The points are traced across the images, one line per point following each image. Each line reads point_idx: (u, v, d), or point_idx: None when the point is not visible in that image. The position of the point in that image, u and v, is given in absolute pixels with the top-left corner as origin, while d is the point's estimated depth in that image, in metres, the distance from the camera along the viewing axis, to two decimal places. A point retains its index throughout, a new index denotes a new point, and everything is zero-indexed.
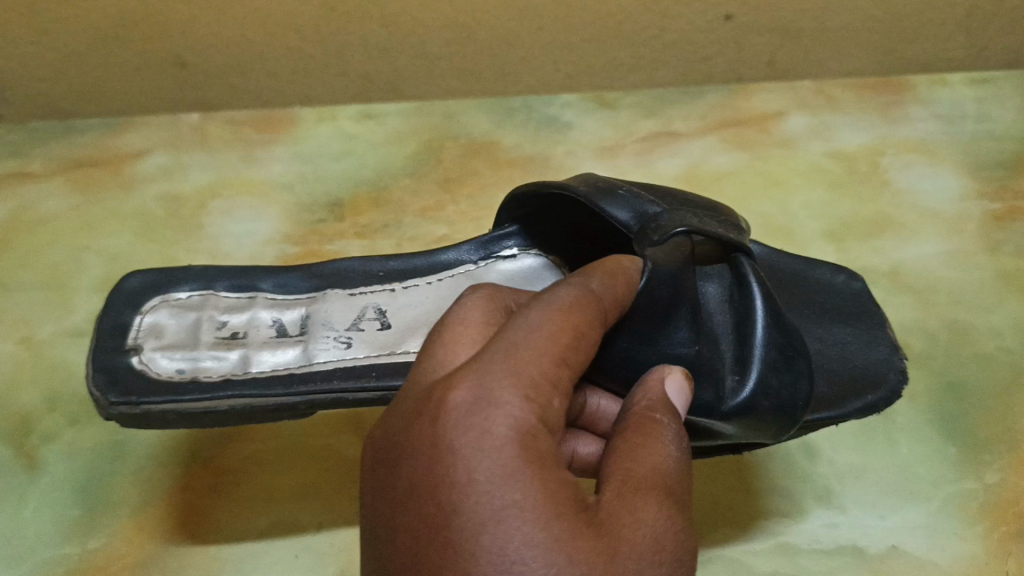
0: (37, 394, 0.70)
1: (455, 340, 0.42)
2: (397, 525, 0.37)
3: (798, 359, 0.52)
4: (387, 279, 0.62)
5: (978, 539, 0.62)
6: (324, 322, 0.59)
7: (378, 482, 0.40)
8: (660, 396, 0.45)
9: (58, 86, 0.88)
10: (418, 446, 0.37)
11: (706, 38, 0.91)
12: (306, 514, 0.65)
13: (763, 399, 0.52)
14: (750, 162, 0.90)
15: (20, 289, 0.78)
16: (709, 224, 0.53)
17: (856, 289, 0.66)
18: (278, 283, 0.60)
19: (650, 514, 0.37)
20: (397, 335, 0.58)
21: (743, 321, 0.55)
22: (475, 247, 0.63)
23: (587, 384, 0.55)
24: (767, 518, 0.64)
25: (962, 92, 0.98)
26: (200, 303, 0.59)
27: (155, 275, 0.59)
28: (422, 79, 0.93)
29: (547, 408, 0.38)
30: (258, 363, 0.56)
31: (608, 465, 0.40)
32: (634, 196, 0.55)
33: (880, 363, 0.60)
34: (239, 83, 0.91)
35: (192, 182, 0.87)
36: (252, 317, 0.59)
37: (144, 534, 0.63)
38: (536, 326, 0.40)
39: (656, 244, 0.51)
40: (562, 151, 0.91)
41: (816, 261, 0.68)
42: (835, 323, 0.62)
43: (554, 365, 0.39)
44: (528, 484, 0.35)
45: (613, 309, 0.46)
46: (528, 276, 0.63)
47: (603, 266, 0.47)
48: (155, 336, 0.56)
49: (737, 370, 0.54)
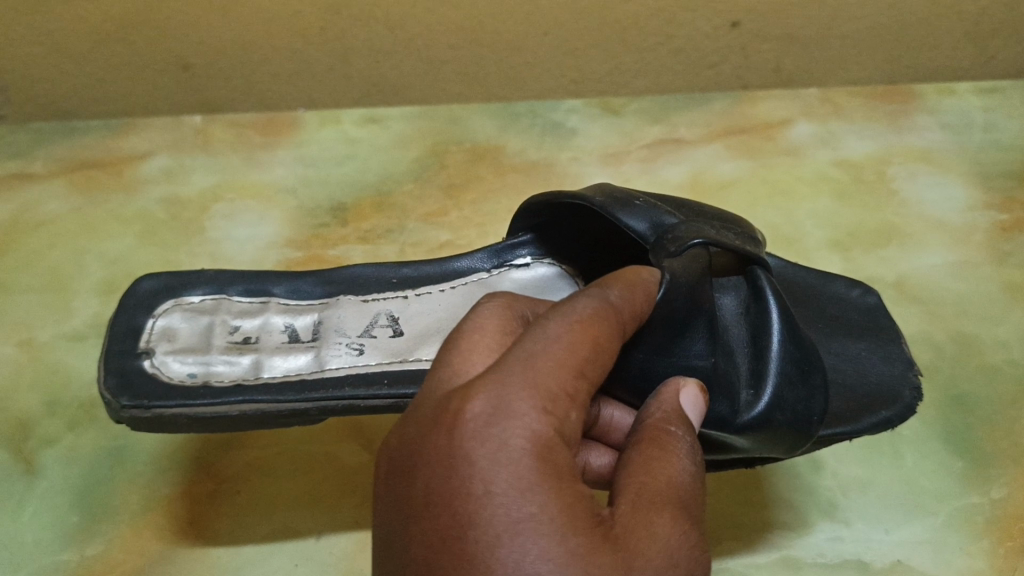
0: (37, 398, 0.70)
1: (471, 349, 0.42)
2: (410, 535, 0.36)
3: (813, 374, 0.52)
4: (400, 285, 0.61)
5: (984, 555, 0.62)
6: (336, 328, 0.58)
7: (389, 490, 0.39)
8: (674, 408, 0.45)
9: (62, 87, 0.87)
10: (432, 456, 0.37)
11: (712, 44, 0.91)
12: (307, 522, 0.64)
13: (778, 414, 0.51)
14: (755, 170, 0.89)
15: (21, 291, 0.77)
16: (725, 236, 0.53)
17: (870, 305, 0.65)
18: (291, 288, 0.60)
19: (665, 529, 0.37)
20: (409, 343, 0.58)
21: (759, 334, 0.54)
22: (489, 255, 0.63)
23: (601, 395, 0.54)
24: (772, 531, 0.64)
25: (970, 101, 0.97)
26: (212, 307, 0.58)
27: (168, 278, 0.58)
28: (427, 82, 0.93)
29: (564, 421, 0.37)
30: (270, 368, 0.55)
31: (623, 476, 0.40)
32: (650, 206, 0.54)
33: (894, 380, 0.59)
34: (243, 85, 0.90)
35: (194, 184, 0.87)
36: (264, 322, 0.58)
37: (143, 541, 0.63)
38: (555, 337, 0.39)
39: (673, 256, 0.50)
40: (567, 157, 0.90)
41: (830, 275, 0.68)
42: (849, 337, 0.62)
43: (572, 377, 0.39)
44: (546, 498, 0.34)
45: (631, 321, 0.45)
46: (542, 285, 0.63)
47: (622, 277, 0.47)
48: (168, 340, 0.55)
49: (752, 384, 0.53)
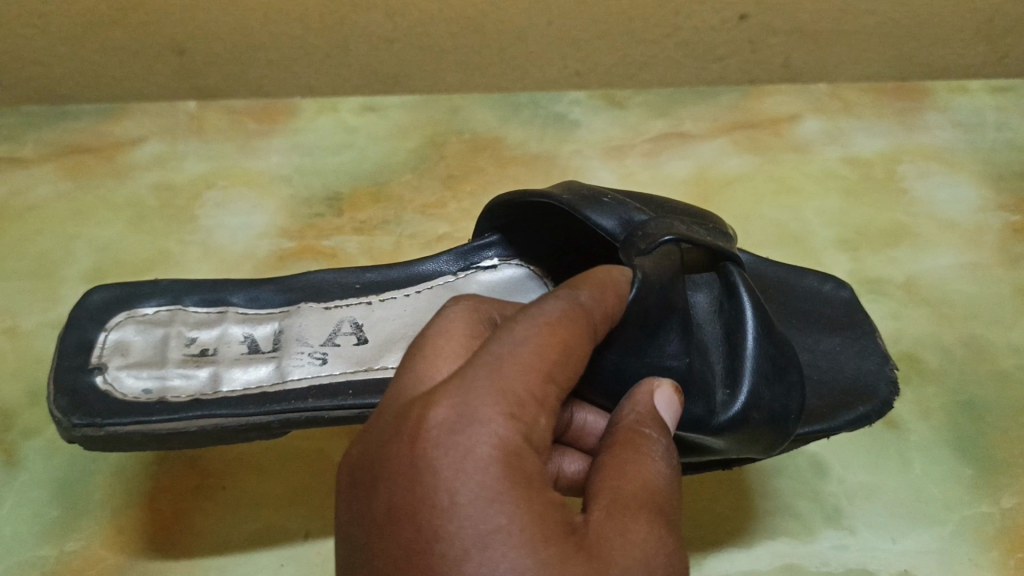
0: (17, 388, 0.68)
1: (436, 354, 0.40)
2: (372, 552, 0.34)
3: (790, 371, 0.50)
4: (363, 291, 0.59)
5: (993, 565, 0.60)
6: (298, 337, 0.56)
7: (352, 503, 0.36)
8: (649, 410, 0.42)
9: (52, 70, 0.85)
10: (395, 467, 0.34)
11: (719, 37, 0.89)
12: (293, 522, 0.62)
13: (756, 413, 0.49)
14: (762, 166, 0.87)
15: (6, 277, 0.75)
16: (695, 231, 0.51)
17: (845, 298, 0.63)
18: (250, 297, 0.57)
19: (641, 536, 0.35)
20: (375, 350, 0.56)
21: (733, 331, 0.51)
22: (455, 257, 0.61)
23: (574, 398, 0.52)
24: (774, 537, 0.61)
25: (982, 100, 0.95)
26: (168, 319, 0.56)
27: (120, 290, 0.56)
28: (427, 71, 0.91)
29: (532, 427, 0.35)
30: (229, 380, 0.53)
31: (597, 482, 0.38)
32: (619, 203, 0.52)
33: (871, 373, 0.57)
34: (238, 72, 0.88)
35: (187, 171, 0.85)
36: (222, 333, 0.56)
37: (120, 539, 0.61)
38: (522, 340, 0.37)
39: (644, 254, 0.48)
40: (570, 150, 0.88)
41: (802, 269, 0.65)
42: (825, 332, 0.60)
43: (541, 382, 0.36)
44: (514, 508, 0.32)
45: (603, 324, 0.43)
46: (510, 287, 0.61)
47: (591, 277, 0.44)
48: (121, 354, 0.53)
49: (728, 384, 0.50)
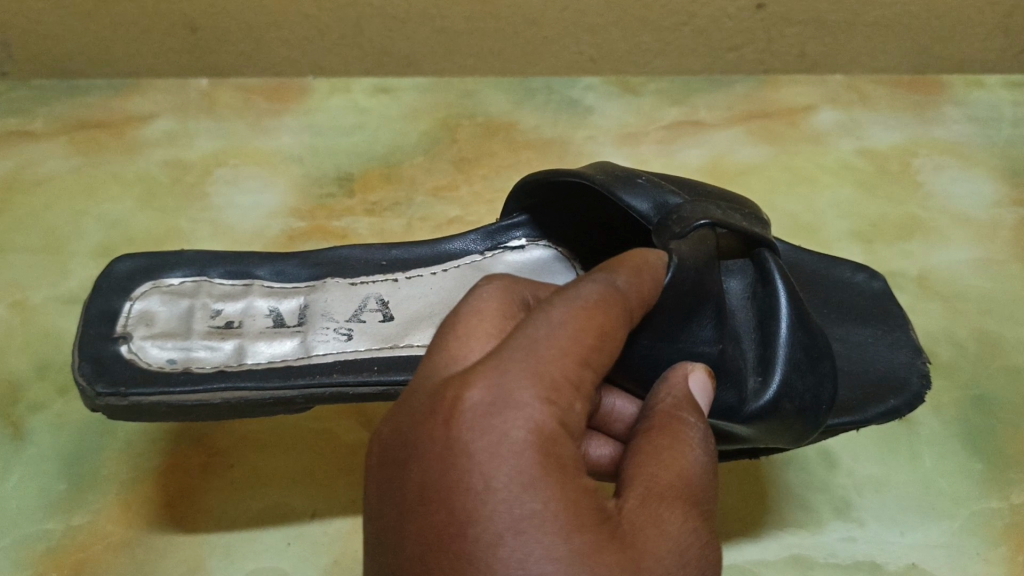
0: (26, 362, 0.68)
1: (469, 334, 0.39)
2: (403, 531, 0.34)
3: (823, 361, 0.49)
4: (389, 268, 0.58)
5: (1001, 561, 0.59)
6: (322, 312, 0.56)
7: (384, 482, 0.36)
8: (684, 395, 0.42)
9: (65, 44, 0.85)
10: (429, 448, 0.34)
11: (736, 26, 0.88)
12: (301, 502, 0.62)
13: (787, 402, 0.48)
14: (777, 156, 0.86)
15: (15, 251, 0.75)
16: (731, 217, 0.51)
17: (876, 290, 0.62)
18: (276, 270, 0.57)
19: (675, 526, 0.35)
20: (400, 328, 0.56)
21: (766, 319, 0.51)
22: (482, 237, 0.60)
23: (603, 384, 0.51)
24: (782, 527, 0.61)
25: (1000, 95, 0.93)
26: (193, 290, 0.55)
27: (146, 259, 0.56)
28: (440, 53, 0.90)
29: (569, 412, 0.35)
30: (254, 354, 0.53)
31: (630, 468, 0.37)
32: (653, 185, 0.51)
33: (901, 366, 0.57)
34: (250, 50, 0.87)
35: (198, 149, 0.84)
36: (247, 306, 0.56)
37: (130, 514, 0.60)
38: (558, 323, 0.36)
39: (679, 237, 0.48)
40: (583, 136, 0.87)
41: (834, 259, 0.65)
42: (856, 323, 0.59)
43: (577, 366, 0.36)
44: (549, 494, 0.32)
45: (640, 309, 0.42)
46: (537, 268, 0.60)
47: (628, 261, 0.43)
48: (146, 324, 0.53)
49: (759, 371, 0.50)
